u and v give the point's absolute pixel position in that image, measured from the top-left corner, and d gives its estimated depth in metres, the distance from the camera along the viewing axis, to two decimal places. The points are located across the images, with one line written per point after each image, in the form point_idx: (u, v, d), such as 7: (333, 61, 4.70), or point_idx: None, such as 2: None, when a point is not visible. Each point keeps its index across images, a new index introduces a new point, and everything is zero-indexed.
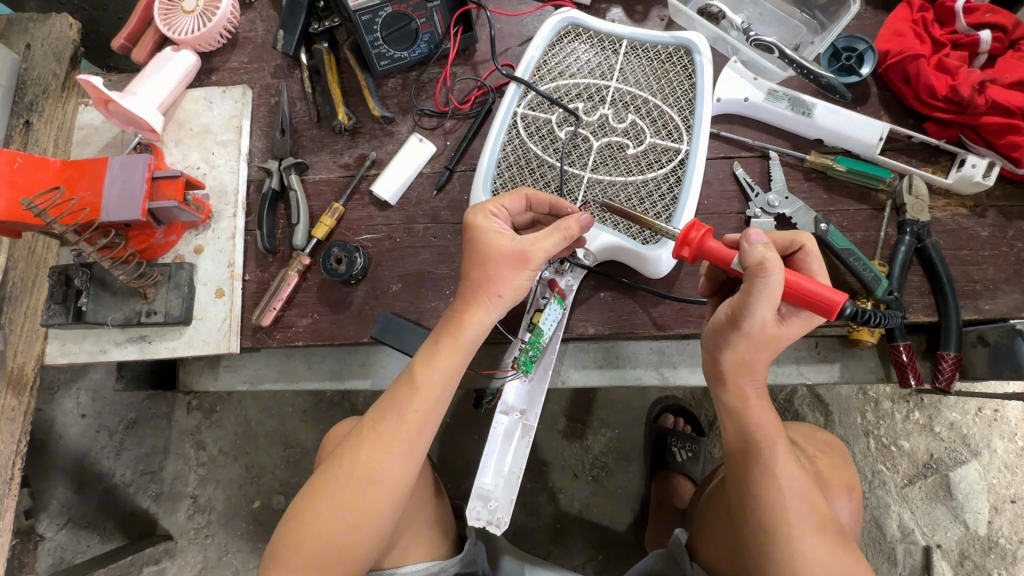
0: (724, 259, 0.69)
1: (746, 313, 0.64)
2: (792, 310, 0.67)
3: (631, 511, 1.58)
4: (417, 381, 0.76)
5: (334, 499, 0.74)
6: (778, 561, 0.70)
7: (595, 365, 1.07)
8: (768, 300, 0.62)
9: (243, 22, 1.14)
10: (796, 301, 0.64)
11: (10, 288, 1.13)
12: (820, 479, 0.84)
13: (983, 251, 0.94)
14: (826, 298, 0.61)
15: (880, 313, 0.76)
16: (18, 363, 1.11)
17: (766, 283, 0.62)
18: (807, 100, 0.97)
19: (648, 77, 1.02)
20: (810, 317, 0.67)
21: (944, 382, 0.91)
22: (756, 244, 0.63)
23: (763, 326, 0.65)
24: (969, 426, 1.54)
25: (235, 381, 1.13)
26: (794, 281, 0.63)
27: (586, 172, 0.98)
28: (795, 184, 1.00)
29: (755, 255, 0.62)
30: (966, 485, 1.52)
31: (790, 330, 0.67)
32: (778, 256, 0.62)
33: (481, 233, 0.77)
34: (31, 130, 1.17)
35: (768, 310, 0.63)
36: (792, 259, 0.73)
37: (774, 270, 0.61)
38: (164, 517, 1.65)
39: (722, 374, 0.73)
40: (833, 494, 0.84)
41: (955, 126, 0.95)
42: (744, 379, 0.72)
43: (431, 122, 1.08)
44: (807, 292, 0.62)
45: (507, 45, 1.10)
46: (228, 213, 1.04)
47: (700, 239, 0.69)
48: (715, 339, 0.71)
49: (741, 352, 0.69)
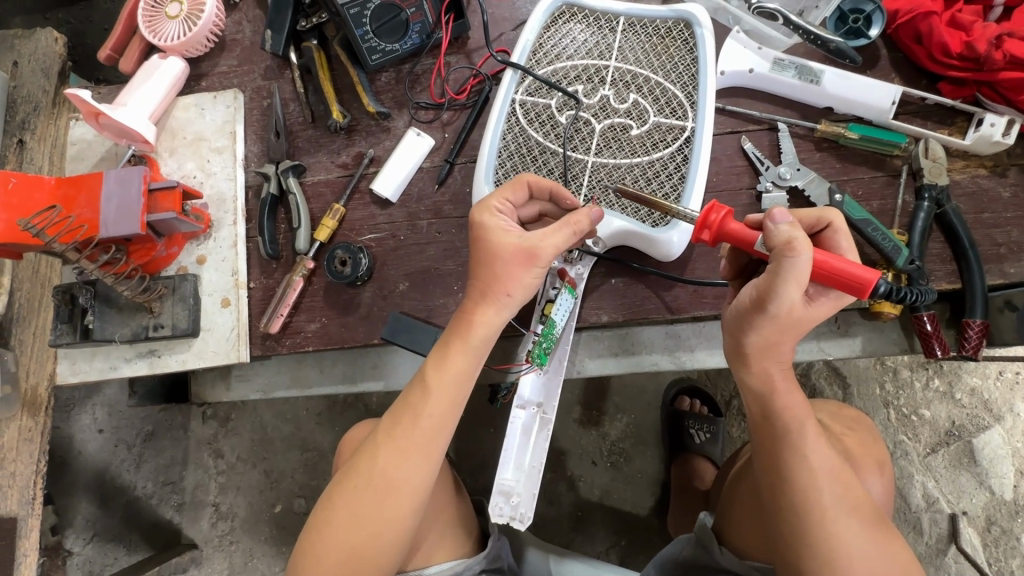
0: (748, 240, 0.64)
1: (772, 294, 0.58)
2: (819, 290, 0.61)
3: (651, 495, 1.58)
4: (430, 385, 0.75)
5: (352, 508, 0.73)
6: (823, 556, 0.66)
7: (610, 353, 1.04)
8: (795, 280, 0.57)
9: (230, 25, 1.12)
10: (826, 280, 0.59)
11: (17, 309, 1.13)
12: (849, 457, 0.80)
13: (1005, 213, 0.91)
14: (857, 275, 0.57)
15: (910, 289, 0.72)
16: (32, 384, 1.12)
17: (794, 263, 0.57)
18: (815, 67, 0.94)
19: (648, 54, 1.00)
20: (840, 297, 0.61)
21: (970, 350, 0.87)
22: (781, 222, 0.58)
23: (790, 309, 0.59)
24: (991, 392, 1.52)
25: (248, 391, 1.11)
26: (824, 259, 0.58)
27: (590, 156, 0.96)
28: (807, 155, 0.96)
29: (781, 235, 0.57)
30: (990, 451, 1.50)
31: (818, 311, 0.61)
32: (805, 233, 0.57)
33: (487, 231, 0.74)
34: (26, 149, 1.15)
35: (796, 290, 0.58)
36: (818, 239, 0.68)
37: (803, 249, 0.56)
38: (187, 526, 1.66)
39: (745, 357, 0.67)
40: (865, 472, 0.79)
41: (971, 84, 0.92)
42: (770, 361, 0.67)
43: (427, 115, 1.05)
44: (838, 270, 0.57)
45: (501, 30, 1.06)
46: (228, 221, 1.02)
47: (721, 221, 0.65)
48: (736, 322, 0.65)
49: (766, 335, 0.63)
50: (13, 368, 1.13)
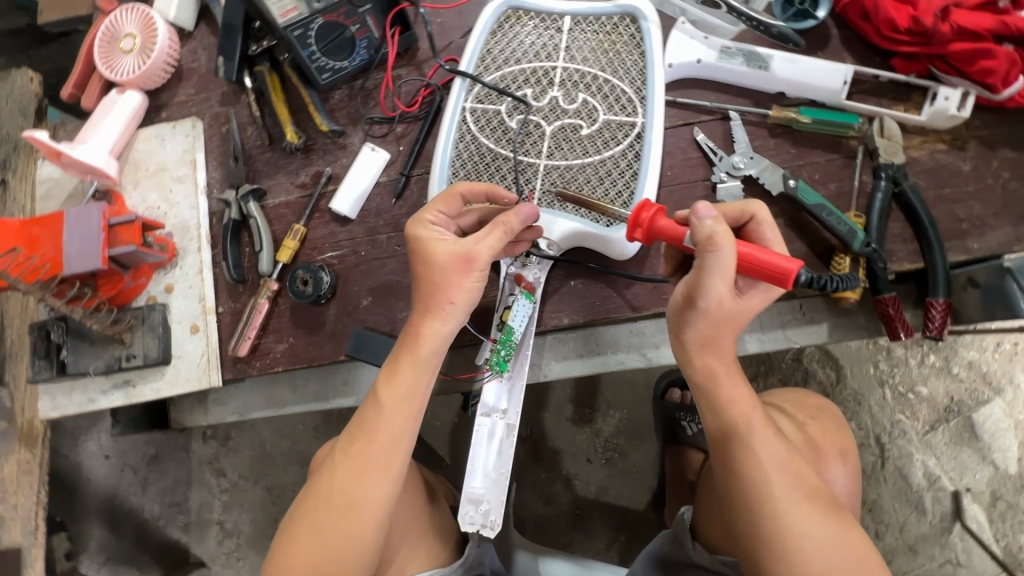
0: (678, 237, 0.66)
1: (700, 290, 0.62)
2: (749, 283, 0.65)
3: (646, 490, 1.57)
4: (382, 401, 0.77)
5: (315, 530, 0.75)
6: (778, 546, 0.68)
7: (576, 355, 1.04)
8: (721, 275, 0.60)
9: (185, 54, 1.13)
10: (753, 273, 0.62)
11: (8, 345, 1.15)
12: (811, 446, 0.82)
13: (966, 187, 0.89)
14: (781, 267, 0.59)
15: (843, 278, 0.71)
16: (29, 417, 1.15)
17: (717, 258, 0.60)
18: (763, 53, 0.93)
19: (596, 52, 0.99)
20: (769, 289, 0.64)
21: (935, 331, 0.85)
22: (704, 218, 0.61)
23: (720, 303, 0.63)
24: (990, 364, 1.48)
25: (225, 414, 1.14)
26: (749, 253, 0.60)
27: (542, 159, 0.96)
28: (761, 142, 0.95)
29: (704, 230, 0.60)
30: (991, 425, 1.46)
31: (748, 304, 0.65)
32: (728, 228, 0.60)
33: (423, 242, 0.79)
34: (8, 188, 1.16)
35: (723, 285, 0.61)
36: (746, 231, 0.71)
37: (724, 244, 0.59)
38: (195, 545, 1.69)
39: (688, 353, 0.70)
40: (827, 460, 0.82)
41: (924, 58, 0.90)
42: (711, 356, 0.70)
43: (381, 129, 1.05)
44: (762, 262, 0.60)
45: (449, 38, 1.06)
46: (193, 248, 1.04)
47: (651, 219, 0.67)
48: (675, 320, 0.69)
49: (703, 330, 0.67)
50: (9, 403, 1.14)
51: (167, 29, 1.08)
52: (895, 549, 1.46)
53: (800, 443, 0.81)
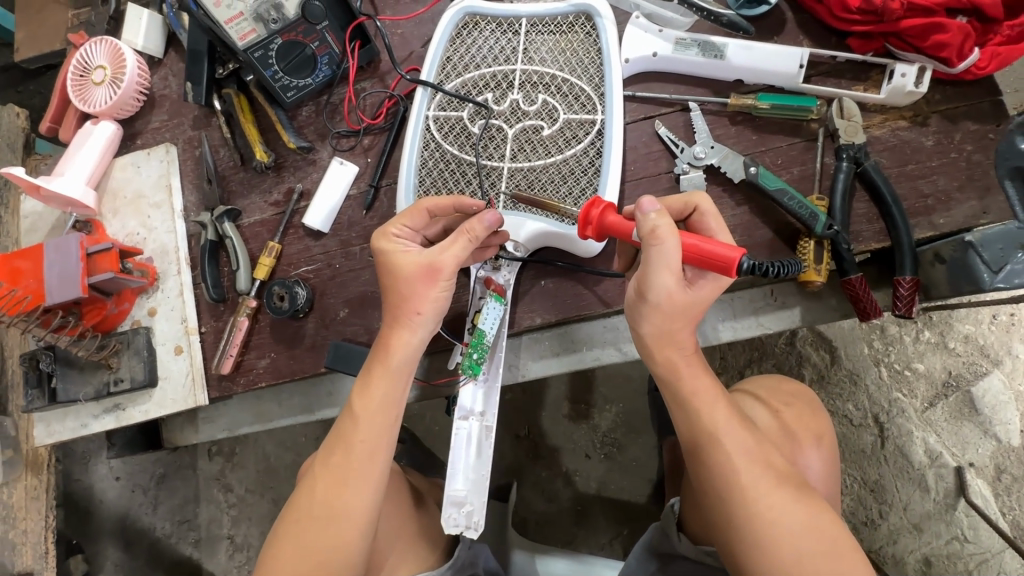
0: (626, 233, 0.70)
1: (650, 283, 0.67)
2: (697, 273, 0.69)
3: (648, 483, 1.49)
4: (357, 412, 0.78)
5: (299, 543, 0.76)
6: (752, 536, 0.68)
7: (552, 353, 1.07)
8: (666, 267, 0.66)
9: (157, 81, 1.15)
10: (699, 263, 0.66)
11: (10, 377, 1.19)
12: (785, 433, 0.86)
13: (930, 162, 0.88)
14: (722, 256, 0.63)
15: (780, 264, 0.77)
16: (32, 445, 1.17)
17: (661, 249, 0.65)
18: (717, 42, 0.93)
19: (555, 52, 0.98)
20: (717, 278, 0.69)
21: (905, 308, 0.85)
22: (648, 212, 0.65)
23: (670, 294, 0.68)
24: (987, 336, 1.35)
25: (214, 431, 1.20)
26: (693, 244, 0.65)
27: (506, 163, 0.95)
28: (722, 131, 0.95)
29: (647, 225, 0.64)
30: (992, 399, 1.32)
31: (698, 293, 0.69)
32: (670, 221, 0.65)
33: (388, 255, 0.80)
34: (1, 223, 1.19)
35: (670, 277, 0.67)
36: (691, 223, 0.76)
37: (666, 237, 0.64)
38: (207, 561, 1.68)
39: (649, 348, 0.74)
40: (802, 446, 0.86)
41: (879, 36, 0.90)
42: (671, 349, 0.73)
43: (349, 143, 1.07)
44: (706, 252, 0.64)
45: (410, 48, 1.07)
46: (173, 271, 1.06)
47: (600, 215, 0.71)
48: (633, 315, 0.74)
49: (659, 324, 0.71)
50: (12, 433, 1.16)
51: (135, 58, 1.10)
52: (899, 529, 1.31)
53: (773, 431, 0.85)
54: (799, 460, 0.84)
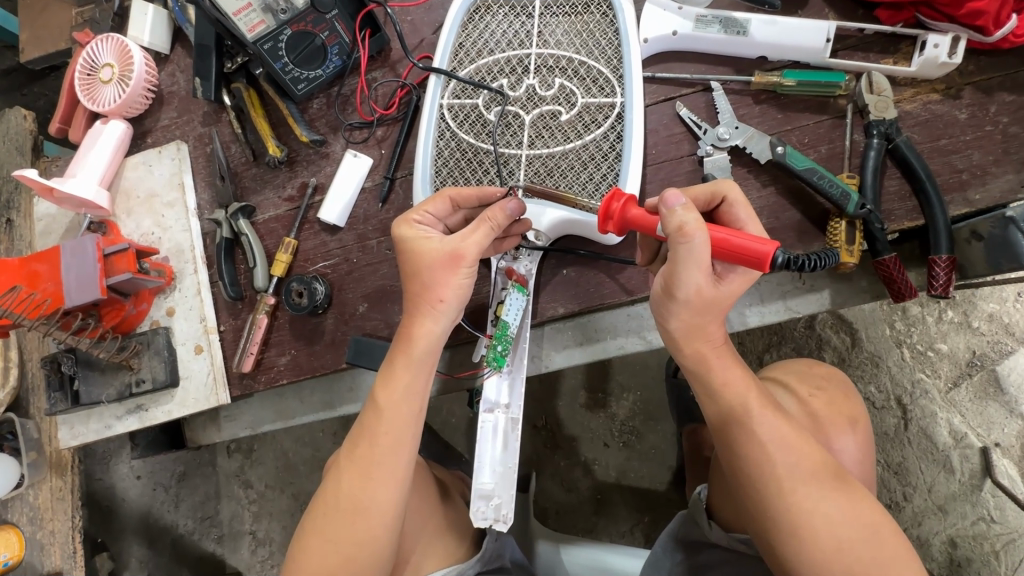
0: (649, 226, 0.68)
1: (678, 281, 0.65)
2: (727, 268, 0.67)
3: (668, 470, 1.48)
4: (380, 408, 0.77)
5: (325, 540, 0.76)
6: (787, 525, 0.67)
7: (575, 344, 1.08)
8: (695, 264, 0.63)
9: (165, 78, 1.13)
10: (730, 258, 0.64)
11: (31, 378, 1.19)
12: (814, 421, 0.85)
13: (963, 136, 0.86)
14: (754, 251, 0.61)
15: (810, 257, 0.76)
16: (56, 447, 1.17)
17: (689, 246, 0.62)
18: (739, 18, 0.89)
19: (571, 34, 0.94)
20: (747, 271, 0.66)
21: (940, 288, 0.84)
22: (674, 207, 0.62)
23: (699, 290, 0.66)
24: (1013, 315, 1.31)
25: (237, 429, 1.23)
26: (724, 239, 0.62)
27: (524, 150, 0.93)
28: (745, 111, 0.93)
29: (673, 222, 0.62)
30: (1019, 378, 1.29)
31: (727, 288, 0.67)
32: (698, 215, 0.62)
33: (410, 242, 0.78)
34: (14, 227, 1.18)
35: (699, 272, 0.64)
36: (718, 213, 0.74)
37: (695, 233, 0.61)
38: (229, 555, 1.69)
39: (676, 341, 0.73)
40: (832, 433, 0.84)
41: (908, 6, 0.87)
42: (701, 343, 0.72)
43: (361, 135, 1.05)
44: (737, 247, 0.62)
45: (421, 35, 1.05)
46: (189, 270, 1.06)
47: (622, 209, 0.69)
48: (659, 310, 0.72)
49: (686, 318, 0.69)
50: (37, 434, 1.18)
51: (142, 55, 1.08)
52: (924, 511, 1.29)
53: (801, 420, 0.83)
54: (829, 446, 0.83)
